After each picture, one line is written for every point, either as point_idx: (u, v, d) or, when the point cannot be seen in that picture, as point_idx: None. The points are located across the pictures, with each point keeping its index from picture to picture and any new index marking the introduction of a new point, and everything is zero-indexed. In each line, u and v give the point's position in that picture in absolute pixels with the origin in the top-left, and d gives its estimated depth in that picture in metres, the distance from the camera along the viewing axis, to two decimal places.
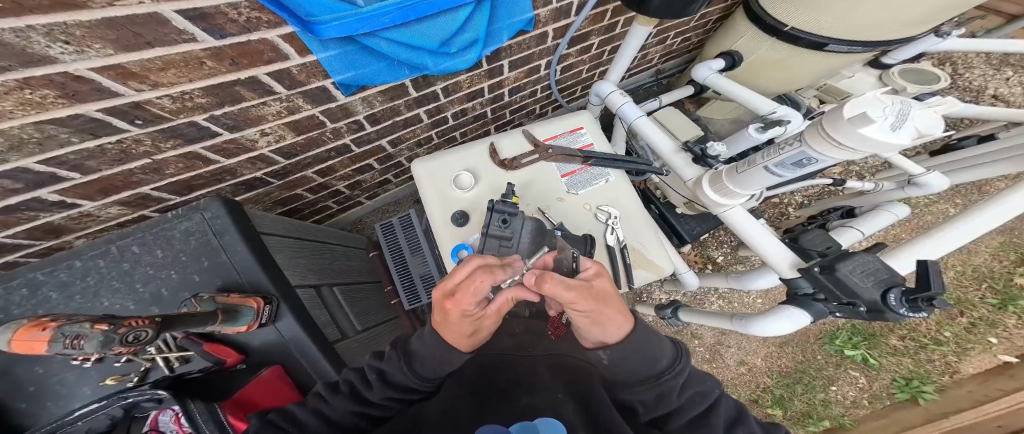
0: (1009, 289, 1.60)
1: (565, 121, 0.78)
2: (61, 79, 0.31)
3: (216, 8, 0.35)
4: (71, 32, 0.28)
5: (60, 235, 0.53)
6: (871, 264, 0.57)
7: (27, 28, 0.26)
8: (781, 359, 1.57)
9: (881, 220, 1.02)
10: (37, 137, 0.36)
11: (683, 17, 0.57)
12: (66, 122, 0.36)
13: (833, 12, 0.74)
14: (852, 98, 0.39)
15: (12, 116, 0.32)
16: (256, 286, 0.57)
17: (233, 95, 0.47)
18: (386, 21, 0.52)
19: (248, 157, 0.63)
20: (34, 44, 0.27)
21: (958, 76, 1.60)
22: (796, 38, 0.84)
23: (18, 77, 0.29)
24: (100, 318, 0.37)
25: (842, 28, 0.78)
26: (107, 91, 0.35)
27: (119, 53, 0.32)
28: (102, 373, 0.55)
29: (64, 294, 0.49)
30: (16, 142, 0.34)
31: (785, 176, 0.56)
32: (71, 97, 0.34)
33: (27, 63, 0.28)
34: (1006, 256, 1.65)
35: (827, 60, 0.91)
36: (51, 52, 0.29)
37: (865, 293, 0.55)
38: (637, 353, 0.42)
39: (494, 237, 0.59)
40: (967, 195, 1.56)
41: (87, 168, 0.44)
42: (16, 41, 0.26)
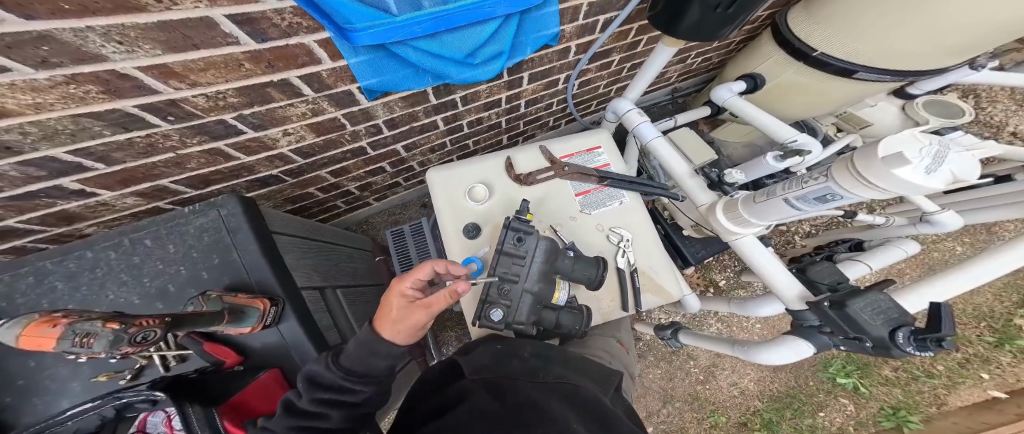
0: (1008, 328, 1.59)
1: (582, 140, 0.78)
2: (107, 76, 0.33)
3: (263, 14, 0.37)
4: (126, 33, 0.30)
5: (72, 223, 0.53)
6: (885, 302, 0.56)
7: (86, 29, 0.28)
8: (773, 385, 1.55)
9: (892, 255, 1.03)
10: (71, 129, 0.37)
11: (714, 39, 0.57)
12: (102, 115, 0.38)
13: (864, 35, 0.74)
14: (889, 136, 0.39)
15: (51, 109, 0.34)
16: (263, 286, 0.57)
17: (263, 97, 0.48)
18: (417, 31, 0.52)
19: (267, 156, 0.62)
20: (87, 42, 0.29)
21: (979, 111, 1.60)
22: (824, 64, 0.84)
23: (66, 74, 0.31)
24: (109, 316, 0.37)
25: (882, 56, 0.76)
26: (147, 88, 0.37)
27: (167, 53, 0.34)
28: (96, 368, 0.53)
29: (69, 285, 0.49)
30: (49, 133, 0.36)
31: (803, 210, 0.56)
32: (112, 93, 0.36)
33: (78, 61, 0.31)
34: (1008, 297, 1.64)
35: (855, 86, 0.88)
36: (103, 52, 0.31)
37: (873, 330, 0.54)
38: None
39: (506, 254, 0.59)
40: (975, 234, 1.56)
41: (112, 160, 0.45)
42: (73, 40, 0.28)
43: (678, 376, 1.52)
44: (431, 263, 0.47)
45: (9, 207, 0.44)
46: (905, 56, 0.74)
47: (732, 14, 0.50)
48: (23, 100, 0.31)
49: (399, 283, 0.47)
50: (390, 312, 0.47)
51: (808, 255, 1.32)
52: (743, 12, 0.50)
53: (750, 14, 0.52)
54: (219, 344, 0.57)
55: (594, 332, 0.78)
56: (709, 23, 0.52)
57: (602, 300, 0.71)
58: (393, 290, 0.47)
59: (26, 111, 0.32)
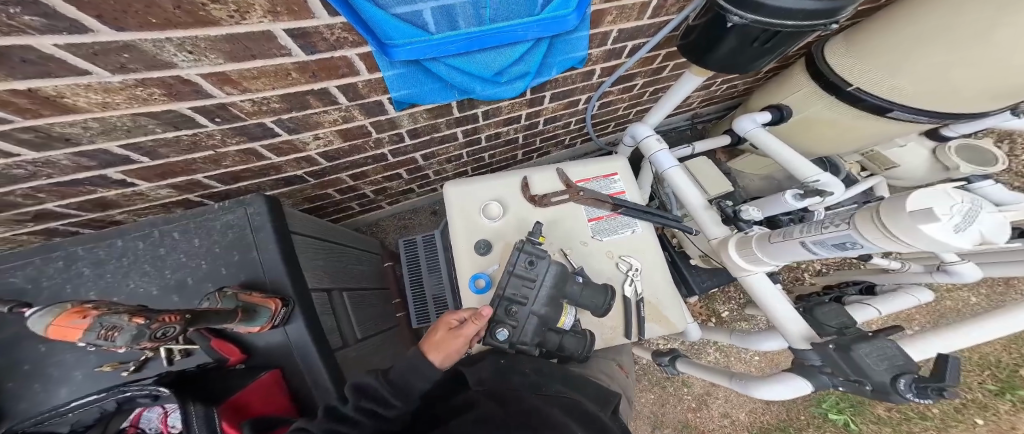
0: (1011, 378, 1.56)
1: (600, 165, 0.78)
2: (171, 81, 0.37)
3: (316, 28, 0.39)
4: (197, 44, 0.33)
5: (105, 209, 0.56)
6: (890, 347, 0.56)
7: (164, 40, 0.31)
8: (764, 417, 1.53)
9: (905, 301, 1.03)
10: (128, 126, 0.41)
11: (748, 70, 0.58)
12: (158, 115, 0.41)
13: (918, 71, 0.65)
14: (920, 189, 0.39)
15: (117, 107, 0.37)
16: (275, 287, 0.57)
17: (302, 103, 0.51)
18: (451, 49, 0.54)
19: (295, 157, 0.66)
20: (163, 51, 0.33)
21: None
22: (859, 100, 0.75)
23: (137, 78, 0.35)
24: (134, 310, 0.37)
25: (931, 95, 0.68)
26: (203, 93, 0.41)
27: (228, 62, 0.38)
28: (102, 357, 0.54)
29: (95, 271, 0.52)
30: (108, 128, 0.40)
31: (819, 254, 0.57)
32: (172, 96, 0.39)
33: (151, 68, 0.34)
34: (1017, 349, 1.60)
35: (885, 125, 0.81)
36: (174, 60, 0.34)
37: (876, 375, 0.54)
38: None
39: (517, 276, 0.58)
40: (994, 286, 1.58)
41: (157, 154, 0.48)
42: (151, 50, 0.32)
43: (671, 403, 1.49)
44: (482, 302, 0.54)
45: (54, 192, 0.47)
46: (956, 97, 0.66)
47: (768, 48, 0.51)
48: (94, 100, 0.35)
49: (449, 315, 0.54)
50: (436, 339, 0.51)
51: (818, 293, 1.35)
52: (779, 47, 0.51)
53: (786, 48, 0.53)
54: (227, 341, 0.57)
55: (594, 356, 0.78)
56: (745, 55, 0.53)
57: (608, 325, 0.71)
58: (444, 320, 0.54)
59: (94, 108, 0.36)
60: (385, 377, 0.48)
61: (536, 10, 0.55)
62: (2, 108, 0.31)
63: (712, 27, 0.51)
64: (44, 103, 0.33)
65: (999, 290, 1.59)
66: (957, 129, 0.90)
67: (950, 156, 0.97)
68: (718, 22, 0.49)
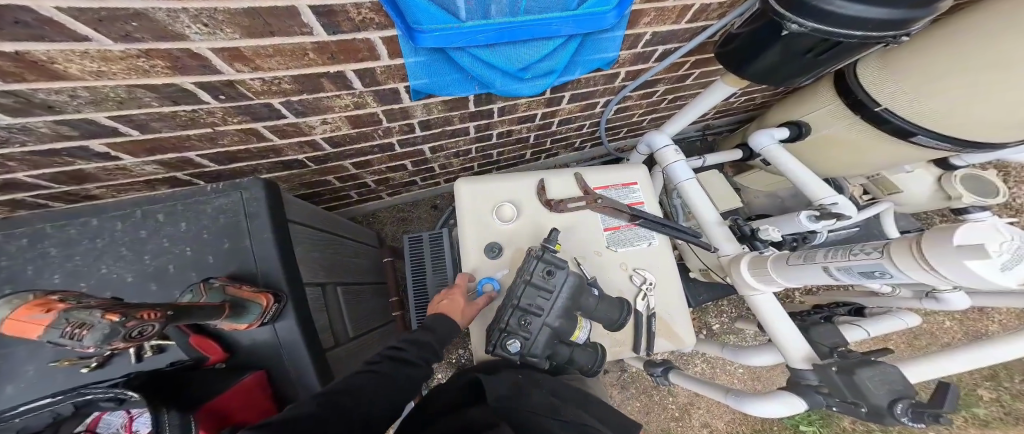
0: (969, 397, 1.63)
1: (620, 173, 0.75)
2: (179, 54, 0.33)
3: (343, 7, 0.34)
4: (214, 16, 0.29)
5: (82, 182, 0.51)
6: (892, 373, 0.57)
7: (179, 10, 0.28)
8: (741, 426, 1.56)
9: (890, 324, 1.07)
10: (121, 97, 0.36)
11: (787, 84, 0.56)
12: (157, 88, 0.37)
13: (953, 98, 0.63)
14: (969, 222, 0.37)
15: (113, 77, 0.33)
16: (269, 281, 0.52)
17: (315, 86, 0.46)
18: (480, 39, 0.50)
19: (298, 141, 0.61)
20: (177, 22, 0.29)
21: None
22: (883, 121, 0.74)
23: (143, 47, 0.30)
24: (110, 304, 0.32)
25: (957, 120, 0.66)
26: (212, 69, 0.36)
27: (244, 37, 0.33)
28: (61, 351, 0.48)
29: (65, 253, 0.46)
30: (99, 97, 0.35)
31: (842, 280, 0.55)
32: (176, 69, 0.35)
33: (159, 38, 0.30)
34: (978, 370, 1.68)
35: (903, 152, 0.81)
36: (186, 31, 0.30)
37: (874, 398, 0.55)
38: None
39: (533, 286, 0.55)
40: (966, 313, 1.65)
41: (148, 128, 0.43)
42: (164, 20, 0.28)
43: (655, 411, 1.50)
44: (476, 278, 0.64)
45: (23, 161, 0.41)
46: (983, 123, 0.65)
47: (821, 61, 0.49)
48: (87, 67, 0.31)
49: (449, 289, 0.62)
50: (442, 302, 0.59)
51: (809, 312, 1.37)
52: (832, 60, 0.49)
53: (833, 64, 0.51)
54: (207, 338, 0.52)
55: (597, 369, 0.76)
56: (792, 65, 0.51)
57: (616, 339, 0.68)
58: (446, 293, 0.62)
59: (87, 77, 0.32)
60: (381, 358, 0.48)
61: (574, 5, 0.51)
62: None
63: (758, 35, 0.49)
64: (32, 67, 0.28)
65: (971, 318, 1.65)
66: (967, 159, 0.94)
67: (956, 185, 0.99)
68: (773, 25, 0.45)
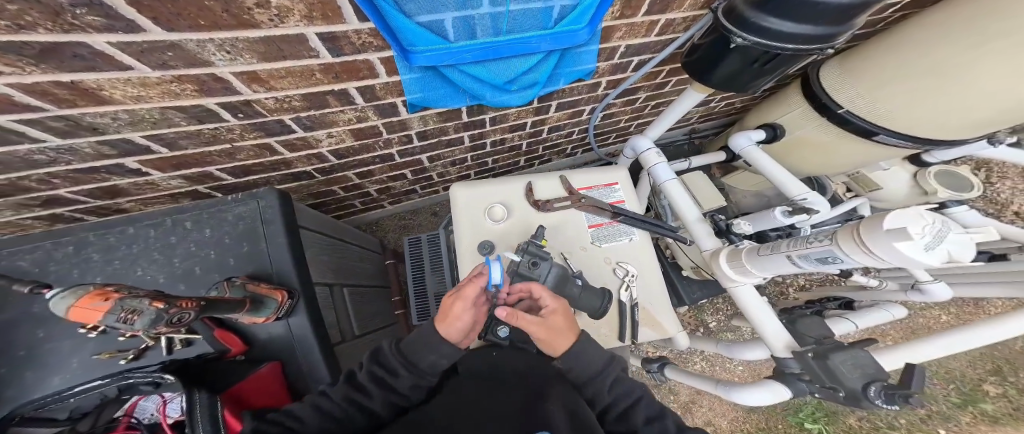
0: (974, 392, 1.62)
1: (603, 174, 0.81)
2: (205, 78, 0.38)
3: (346, 33, 0.41)
4: (235, 44, 0.34)
5: (116, 197, 0.57)
6: (862, 358, 0.61)
7: (207, 41, 0.33)
8: (745, 424, 1.56)
9: (879, 316, 1.09)
10: (156, 118, 0.41)
11: (748, 90, 0.62)
12: (186, 110, 0.42)
13: (900, 99, 0.70)
14: (895, 210, 0.43)
15: (149, 100, 0.38)
16: (282, 279, 0.58)
17: (322, 102, 0.52)
18: (468, 57, 0.56)
19: (306, 154, 0.67)
20: (204, 51, 0.34)
21: None
22: (846, 122, 0.80)
23: (175, 74, 0.35)
24: (153, 294, 0.37)
25: (905, 121, 0.72)
26: (232, 90, 0.41)
27: (260, 62, 0.39)
28: (100, 345, 0.53)
29: (103, 259, 0.52)
30: (137, 119, 0.40)
31: (805, 268, 0.60)
32: (202, 92, 0.40)
33: (190, 65, 0.35)
34: (982, 365, 1.68)
35: (869, 150, 0.87)
36: (212, 59, 0.35)
37: (848, 380, 0.58)
38: (577, 356, 0.48)
39: (520, 276, 0.61)
40: (960, 305, 1.67)
41: (176, 146, 0.49)
42: (193, 49, 0.33)
43: None
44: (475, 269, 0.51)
45: (68, 179, 0.47)
46: (930, 123, 0.71)
47: (770, 70, 0.56)
48: (128, 93, 0.36)
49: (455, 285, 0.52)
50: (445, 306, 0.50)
51: (800, 307, 1.39)
52: (779, 69, 0.56)
53: (783, 71, 0.58)
54: (228, 332, 0.57)
55: None
56: (747, 76, 0.58)
57: (604, 329, 0.73)
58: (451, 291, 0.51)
59: (129, 101, 0.37)
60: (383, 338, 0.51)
61: (550, 24, 0.58)
62: (41, 97, 0.32)
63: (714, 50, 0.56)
64: (84, 94, 0.34)
65: (967, 310, 1.67)
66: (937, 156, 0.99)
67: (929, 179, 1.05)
68: (724, 40, 0.52)
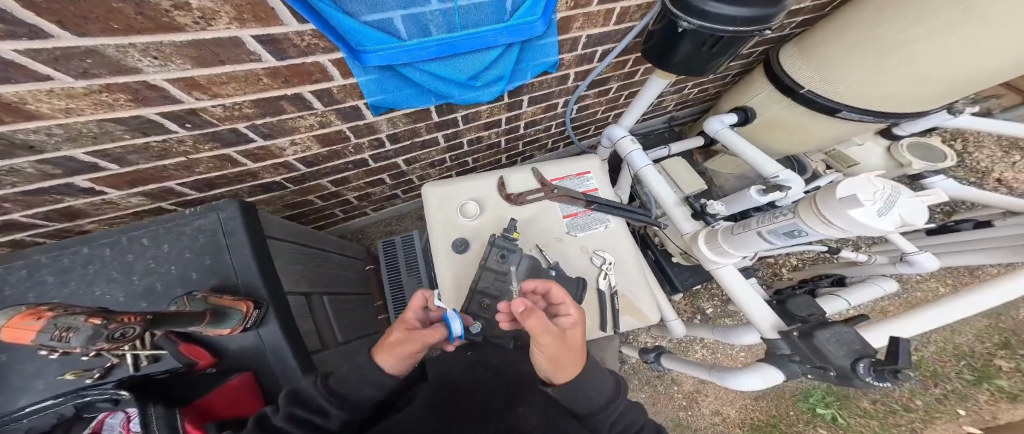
0: (987, 368, 1.47)
1: (574, 164, 0.81)
2: (137, 86, 0.37)
3: (285, 35, 0.40)
4: (161, 49, 0.34)
5: (75, 218, 0.56)
6: (847, 333, 0.53)
7: (128, 45, 0.32)
8: (756, 413, 1.45)
9: (869, 292, 1.03)
10: (95, 132, 0.41)
11: (702, 74, 0.63)
12: (125, 121, 0.41)
13: (857, 78, 0.75)
14: (845, 179, 0.45)
15: (81, 113, 0.37)
16: (249, 289, 0.57)
17: (276, 108, 0.52)
18: (425, 54, 0.55)
19: (272, 163, 0.67)
20: (128, 56, 0.33)
21: (966, 154, 1.61)
22: (810, 102, 0.85)
23: (101, 83, 0.35)
24: (94, 310, 0.37)
25: (863, 94, 0.78)
26: (171, 98, 0.41)
27: (195, 68, 0.38)
28: (64, 365, 0.53)
29: (60, 280, 0.52)
30: (74, 134, 0.40)
31: (776, 243, 0.60)
32: (138, 102, 0.40)
33: (115, 73, 0.35)
34: (988, 338, 1.53)
35: (834, 127, 0.91)
36: (139, 65, 0.35)
37: (835, 359, 0.51)
38: (579, 391, 0.43)
39: (490, 270, 0.62)
40: (959, 276, 1.64)
41: (126, 161, 0.48)
42: (115, 55, 0.33)
43: (657, 404, 1.42)
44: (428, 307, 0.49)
45: (18, 202, 0.47)
46: (885, 94, 0.76)
47: (719, 54, 0.56)
48: (56, 106, 0.35)
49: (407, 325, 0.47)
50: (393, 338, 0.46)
51: (792, 288, 1.39)
52: (727, 53, 0.57)
53: (733, 54, 0.58)
54: (196, 345, 0.56)
55: None
56: (698, 60, 0.58)
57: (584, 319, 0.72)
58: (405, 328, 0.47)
59: (58, 115, 0.36)
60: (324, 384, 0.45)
61: (504, 17, 0.58)
62: None
63: (666, 35, 0.56)
64: (6, 109, 0.33)
65: (965, 279, 1.64)
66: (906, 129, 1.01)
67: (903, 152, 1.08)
68: (671, 31, 0.54)
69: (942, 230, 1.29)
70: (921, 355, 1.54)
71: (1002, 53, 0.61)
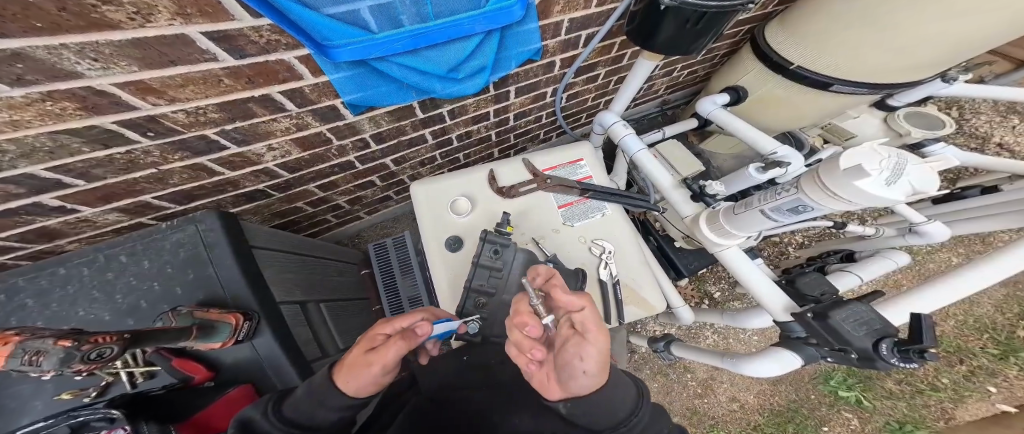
0: (1012, 341, 1.44)
1: (565, 152, 0.79)
2: (83, 93, 0.35)
3: (240, 31, 0.38)
4: (100, 50, 0.32)
5: (52, 239, 0.55)
6: (863, 311, 0.50)
7: (60, 46, 0.29)
8: (774, 398, 1.42)
9: (883, 265, 0.99)
10: (49, 146, 0.39)
11: (690, 53, 0.60)
12: (80, 132, 0.39)
13: (840, 49, 0.76)
14: (850, 150, 0.43)
15: (30, 125, 0.35)
16: (234, 301, 0.56)
17: (245, 112, 0.50)
18: (398, 47, 0.52)
19: (251, 171, 0.65)
20: (63, 59, 0.31)
21: (965, 121, 1.58)
22: (800, 78, 0.86)
23: (43, 90, 0.32)
24: (64, 332, 0.32)
25: (846, 67, 0.78)
26: (124, 105, 0.39)
27: (143, 70, 0.36)
28: (59, 386, 0.51)
29: (40, 302, 0.50)
30: (27, 150, 0.38)
31: (780, 221, 0.58)
32: (90, 110, 0.37)
33: (53, 78, 0.32)
34: (1010, 309, 1.50)
35: (827, 101, 0.92)
36: (78, 68, 0.32)
37: (855, 341, 0.47)
38: (602, 404, 0.36)
39: (484, 267, 0.59)
40: (970, 245, 1.60)
41: (92, 176, 0.47)
42: (48, 58, 0.30)
43: (673, 391, 1.40)
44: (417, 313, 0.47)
45: None
46: (868, 65, 0.76)
47: (707, 30, 0.53)
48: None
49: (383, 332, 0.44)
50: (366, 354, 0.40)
51: (800, 266, 1.35)
52: (715, 28, 0.54)
53: (722, 28, 0.55)
54: (189, 360, 0.54)
55: None
56: (684, 39, 0.55)
57: None
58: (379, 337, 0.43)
59: (3, 128, 0.34)
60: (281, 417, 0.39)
61: (480, 2, 0.54)
62: None
63: (645, 18, 0.54)
64: None
65: (976, 248, 1.60)
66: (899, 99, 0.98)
67: (899, 122, 1.03)
68: (652, 10, 0.52)
69: (947, 198, 1.26)
70: (942, 330, 1.50)
71: (979, 19, 0.61)
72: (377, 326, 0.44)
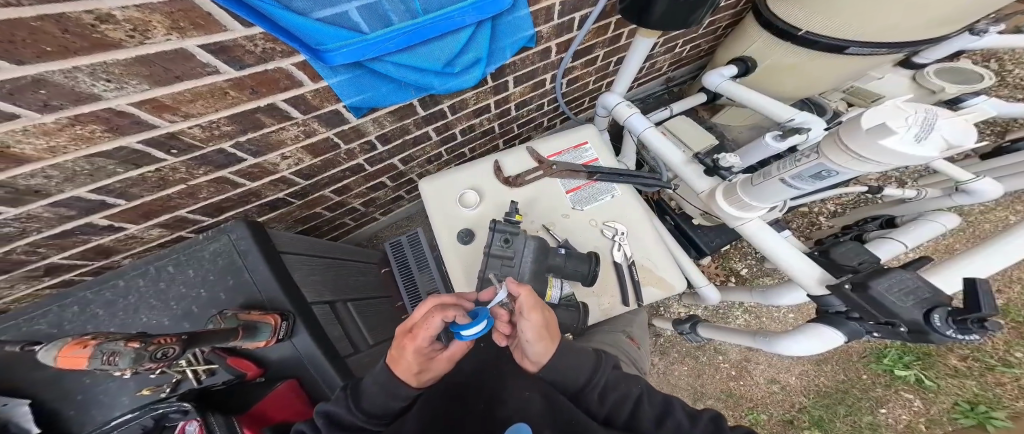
0: None
1: (569, 137, 0.78)
2: (105, 114, 0.38)
3: (235, 41, 0.40)
4: (110, 70, 0.34)
5: (109, 255, 0.61)
6: (908, 279, 0.45)
7: (73, 70, 0.32)
8: (818, 379, 1.35)
9: (930, 229, 0.91)
10: (88, 169, 0.43)
11: (688, 26, 0.57)
12: (110, 154, 0.43)
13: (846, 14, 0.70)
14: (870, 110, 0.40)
15: (66, 151, 0.39)
16: (267, 303, 0.60)
17: (255, 122, 0.53)
18: (390, 46, 0.53)
19: (271, 180, 0.69)
20: (80, 83, 0.33)
21: (1006, 72, 1.42)
22: (812, 43, 0.80)
23: (68, 114, 0.35)
24: (135, 336, 0.40)
25: (857, 28, 0.72)
26: (144, 123, 0.42)
27: (153, 87, 0.39)
28: (139, 383, 0.57)
29: (107, 312, 0.56)
30: (70, 174, 0.42)
31: (804, 189, 0.55)
32: (115, 131, 0.41)
33: (77, 102, 0.35)
34: None
35: (848, 63, 0.85)
36: (95, 91, 0.35)
37: (903, 313, 0.43)
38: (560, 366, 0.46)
39: (496, 257, 0.60)
40: None
41: (130, 194, 0.51)
42: (66, 82, 0.32)
43: (707, 374, 1.37)
44: (439, 316, 0.42)
45: (52, 246, 0.51)
46: (880, 26, 0.70)
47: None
48: (39, 145, 0.37)
49: (412, 340, 0.43)
50: (411, 366, 0.44)
51: (835, 236, 1.26)
52: None
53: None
54: (242, 358, 0.59)
55: (602, 328, 0.84)
56: (682, 11, 0.52)
57: (603, 296, 0.69)
58: (410, 348, 0.43)
59: (45, 155, 0.38)
60: (360, 409, 0.43)
61: None
62: None
63: None
64: None
65: None
66: (928, 56, 0.98)
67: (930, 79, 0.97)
68: None
69: (998, 152, 1.15)
70: (1006, 299, 1.38)
71: None
72: (409, 344, 0.43)
